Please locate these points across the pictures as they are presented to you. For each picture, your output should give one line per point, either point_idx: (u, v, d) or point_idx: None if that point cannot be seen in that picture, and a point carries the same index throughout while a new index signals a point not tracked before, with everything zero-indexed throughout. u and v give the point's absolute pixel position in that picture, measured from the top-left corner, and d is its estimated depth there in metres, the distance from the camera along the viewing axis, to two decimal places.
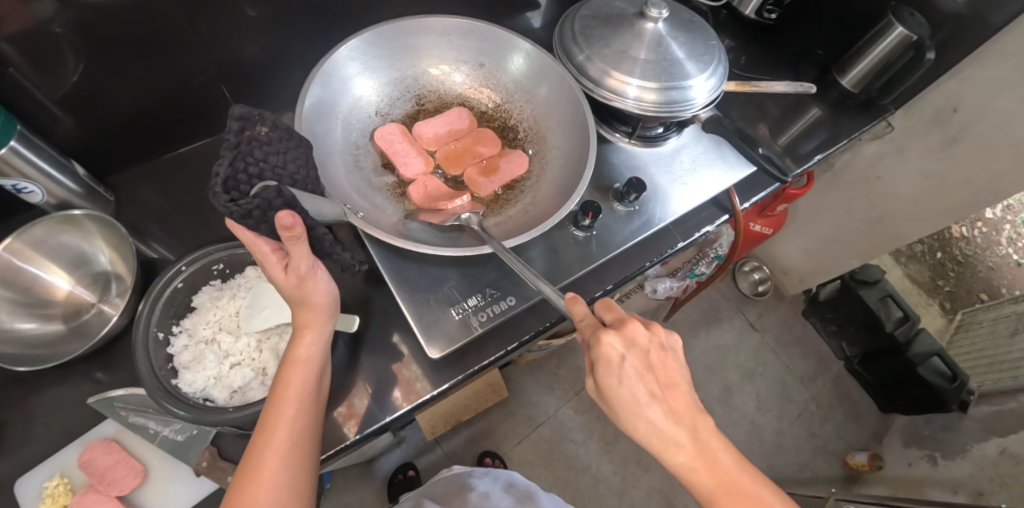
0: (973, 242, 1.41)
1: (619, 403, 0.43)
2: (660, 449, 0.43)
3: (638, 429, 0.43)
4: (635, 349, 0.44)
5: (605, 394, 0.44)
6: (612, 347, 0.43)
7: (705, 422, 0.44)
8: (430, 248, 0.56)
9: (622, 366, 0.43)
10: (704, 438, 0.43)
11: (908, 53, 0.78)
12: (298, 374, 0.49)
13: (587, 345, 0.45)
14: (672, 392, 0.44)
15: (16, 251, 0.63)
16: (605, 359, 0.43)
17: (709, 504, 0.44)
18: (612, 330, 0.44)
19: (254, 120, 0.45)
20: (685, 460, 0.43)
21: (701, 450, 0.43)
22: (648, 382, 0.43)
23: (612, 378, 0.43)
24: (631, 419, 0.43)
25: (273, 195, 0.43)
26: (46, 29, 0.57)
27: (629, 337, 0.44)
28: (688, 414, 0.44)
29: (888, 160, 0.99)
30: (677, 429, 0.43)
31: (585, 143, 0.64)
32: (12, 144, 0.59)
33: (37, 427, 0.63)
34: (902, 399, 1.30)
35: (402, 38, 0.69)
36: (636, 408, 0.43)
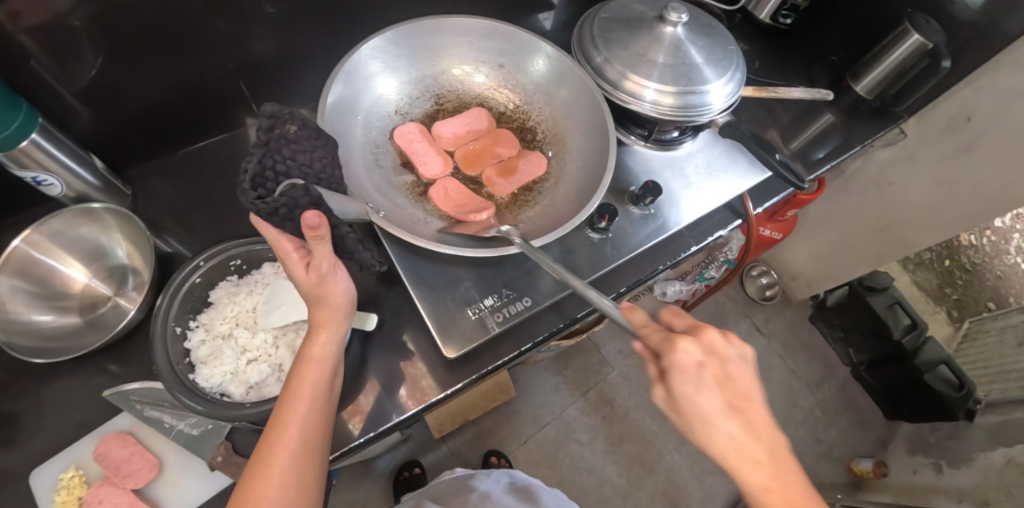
0: (981, 250, 1.39)
1: (695, 416, 0.39)
2: (736, 468, 0.38)
3: (714, 442, 0.39)
4: (714, 357, 0.40)
5: (678, 406, 0.40)
6: (689, 353, 0.40)
7: (789, 450, 0.39)
8: (450, 248, 0.56)
9: (699, 374, 0.39)
10: (787, 465, 0.38)
11: (923, 61, 0.77)
12: (313, 373, 0.49)
13: (658, 352, 0.41)
14: (753, 409, 0.40)
15: (35, 243, 0.64)
16: (680, 365, 0.40)
17: None
18: (688, 337, 0.41)
19: (283, 118, 0.46)
20: (762, 478, 0.37)
21: (782, 476, 0.38)
22: (726, 393, 0.39)
23: (689, 387, 0.39)
24: (704, 432, 0.39)
25: (299, 194, 0.44)
26: (66, 23, 0.57)
27: (706, 345, 0.41)
28: (769, 431, 0.39)
29: (900, 168, 0.99)
30: (756, 446, 0.38)
31: (605, 145, 0.64)
32: (34, 136, 0.59)
33: (52, 418, 0.64)
34: (907, 407, 1.30)
35: (423, 38, 0.69)
36: (712, 418, 0.39)
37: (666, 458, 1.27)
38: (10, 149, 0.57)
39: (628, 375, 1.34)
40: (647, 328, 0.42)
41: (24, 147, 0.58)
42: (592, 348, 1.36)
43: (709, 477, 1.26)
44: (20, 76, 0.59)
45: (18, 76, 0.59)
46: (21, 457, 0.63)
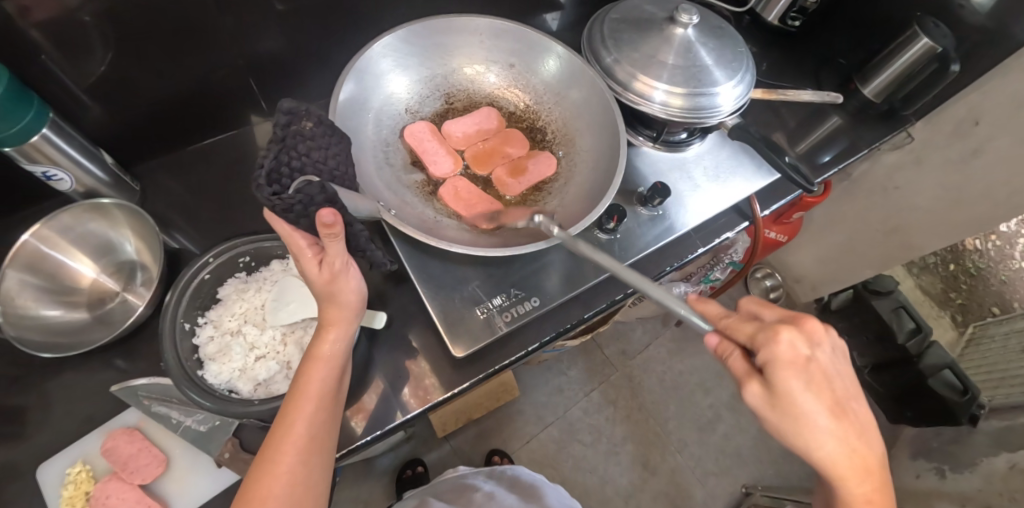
0: (985, 255, 1.38)
1: (799, 416, 0.38)
2: (839, 474, 0.39)
3: (818, 448, 0.38)
4: (819, 354, 0.39)
5: (780, 404, 0.38)
6: (792, 346, 0.38)
7: (880, 451, 0.40)
8: (460, 247, 0.56)
9: (806, 369, 0.38)
10: (879, 467, 0.40)
11: (931, 65, 0.77)
12: (321, 370, 0.49)
13: (754, 346, 0.39)
14: (854, 411, 0.39)
15: (44, 238, 0.64)
16: (784, 359, 0.38)
17: None
18: (788, 326, 0.39)
19: (300, 115, 0.47)
20: (862, 487, 0.39)
21: (878, 482, 0.40)
22: (831, 393, 0.38)
23: (795, 384, 0.37)
24: (807, 434, 0.38)
25: (316, 190, 0.44)
26: (76, 18, 0.57)
27: (808, 335, 0.39)
28: (868, 436, 0.39)
29: (906, 172, 0.99)
30: (856, 456, 0.39)
31: (616, 146, 0.64)
32: (45, 131, 0.59)
33: (61, 413, 0.64)
34: (911, 411, 1.30)
35: (434, 36, 0.69)
36: (817, 417, 0.38)
37: (669, 459, 1.27)
38: (20, 144, 0.57)
39: (631, 376, 1.34)
40: (732, 320, 0.41)
41: (34, 142, 0.58)
42: (595, 348, 1.36)
43: (711, 478, 1.26)
44: (31, 71, 0.59)
45: (28, 71, 0.59)
46: (30, 450, 0.63)
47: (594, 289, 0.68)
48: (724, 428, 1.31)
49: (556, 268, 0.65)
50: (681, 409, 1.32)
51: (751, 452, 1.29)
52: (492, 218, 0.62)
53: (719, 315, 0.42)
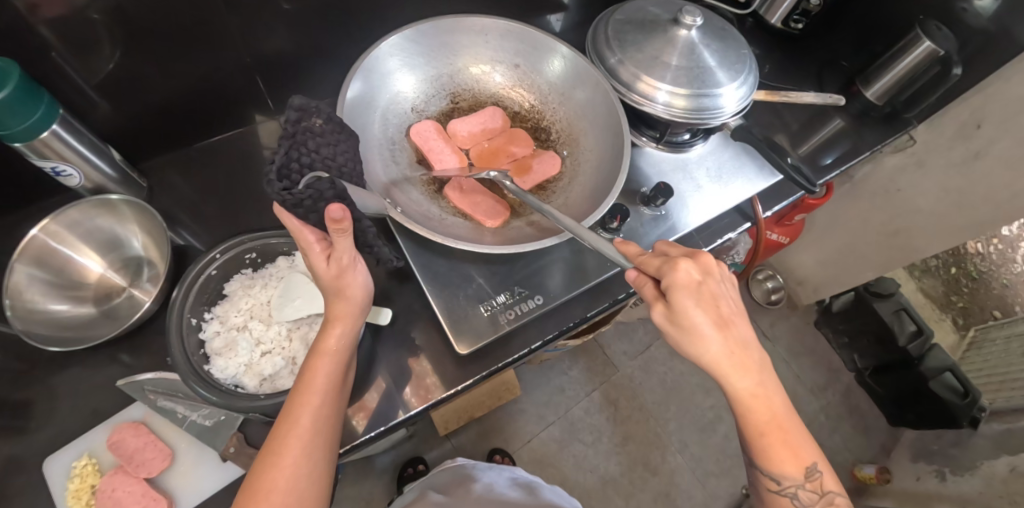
0: (987, 259, 1.35)
1: (691, 329, 0.44)
2: (725, 373, 0.45)
3: (705, 352, 0.44)
4: (710, 278, 0.45)
5: (677, 319, 0.44)
6: (688, 273, 0.44)
7: (762, 357, 0.46)
8: (466, 245, 0.56)
9: (698, 290, 0.44)
10: (761, 368, 0.46)
11: (934, 68, 0.78)
12: (326, 365, 0.50)
13: (658, 275, 0.45)
14: (738, 326, 0.45)
15: (52, 233, 0.64)
16: (681, 282, 0.44)
17: (755, 437, 0.47)
18: (688, 258, 0.45)
19: (310, 112, 0.47)
20: (749, 384, 0.45)
21: (760, 379, 0.45)
22: (717, 309, 0.44)
23: (688, 302, 0.43)
24: (697, 342, 0.44)
25: (326, 186, 0.45)
26: (85, 16, 0.58)
27: (703, 266, 0.45)
28: (750, 349, 0.45)
29: (909, 174, 0.99)
30: (738, 357, 0.44)
31: (620, 145, 0.65)
32: (55, 127, 0.59)
33: (68, 406, 0.65)
34: (912, 413, 1.30)
35: (441, 36, 0.70)
36: (704, 331, 0.44)
37: (670, 459, 1.27)
38: (30, 140, 0.58)
39: (633, 376, 1.35)
40: (646, 256, 0.47)
41: (44, 138, 0.59)
42: (597, 349, 1.36)
43: (711, 479, 1.26)
44: (40, 68, 0.60)
45: (38, 69, 0.60)
46: (38, 443, 0.64)
47: (596, 289, 0.68)
48: (725, 429, 1.31)
49: (559, 267, 0.65)
50: (682, 410, 1.32)
51: None
52: (497, 214, 0.62)
53: (635, 252, 0.48)
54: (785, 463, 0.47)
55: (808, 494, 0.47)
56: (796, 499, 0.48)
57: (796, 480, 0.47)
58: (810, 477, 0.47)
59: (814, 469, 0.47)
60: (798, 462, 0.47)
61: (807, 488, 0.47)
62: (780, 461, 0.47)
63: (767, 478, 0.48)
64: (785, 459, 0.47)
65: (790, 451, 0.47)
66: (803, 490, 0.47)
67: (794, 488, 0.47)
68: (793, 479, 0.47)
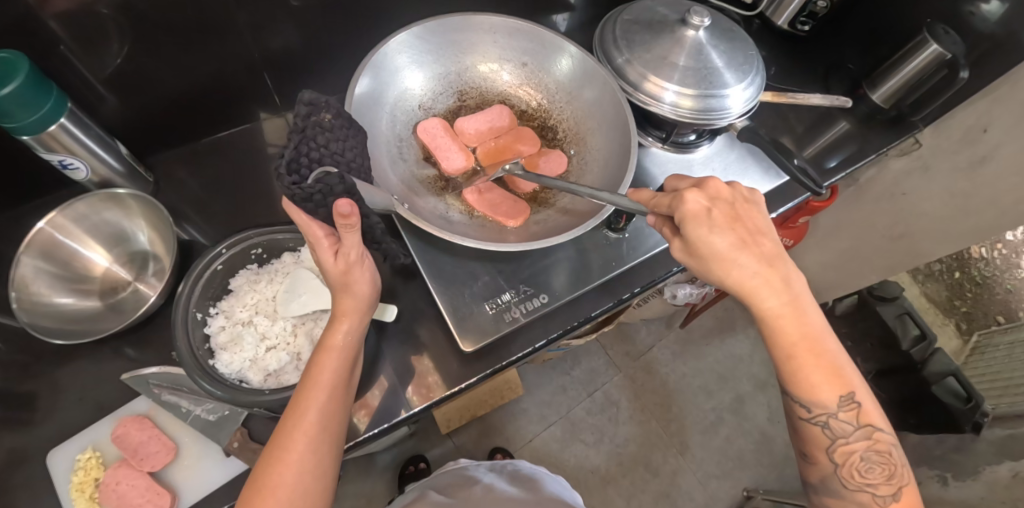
0: (992, 264, 1.30)
1: (712, 255, 0.46)
2: (754, 292, 0.47)
3: (731, 275, 0.47)
4: (719, 202, 0.48)
5: (697, 251, 0.47)
6: (697, 202, 0.47)
7: (791, 272, 0.48)
8: (471, 242, 0.56)
9: (709, 217, 0.46)
10: (789, 284, 0.47)
11: (941, 71, 0.76)
12: (331, 362, 0.49)
13: (670, 212, 0.48)
14: (759, 242, 0.47)
15: (59, 226, 0.65)
16: (691, 213, 0.46)
17: (787, 358, 0.48)
18: (694, 189, 0.48)
19: (320, 106, 0.47)
20: (776, 303, 0.47)
21: (791, 297, 0.47)
22: (734, 231, 0.47)
23: (702, 231, 0.46)
24: (721, 268, 0.47)
25: (335, 181, 0.45)
26: (93, 10, 0.58)
27: (712, 193, 0.48)
28: (778, 263, 0.48)
29: (914, 179, 0.98)
30: (764, 276, 0.47)
31: (626, 145, 0.64)
32: (63, 121, 0.59)
33: (74, 399, 0.66)
34: (913, 418, 1.30)
35: (449, 34, 0.70)
36: (725, 256, 0.46)
37: (671, 461, 1.27)
38: (39, 133, 0.58)
39: (635, 376, 1.35)
40: (657, 197, 0.49)
41: (53, 130, 0.59)
42: (599, 349, 1.36)
43: (713, 481, 1.26)
44: (49, 61, 0.60)
45: (47, 62, 0.60)
46: (42, 436, 0.64)
47: (601, 288, 0.68)
48: (726, 430, 1.31)
49: (563, 267, 0.65)
50: (684, 411, 1.32)
51: (754, 455, 1.29)
52: (519, 214, 0.62)
53: (648, 198, 0.50)
54: (822, 387, 0.47)
55: (842, 424, 0.48)
56: (827, 428, 0.48)
57: (831, 407, 0.47)
58: (846, 405, 0.47)
59: (851, 398, 0.47)
60: (835, 389, 0.47)
61: (841, 417, 0.47)
62: (814, 386, 0.47)
63: (798, 405, 0.49)
64: (820, 385, 0.47)
65: (825, 374, 0.47)
66: (837, 419, 0.48)
67: (829, 416, 0.48)
68: (827, 405, 0.47)
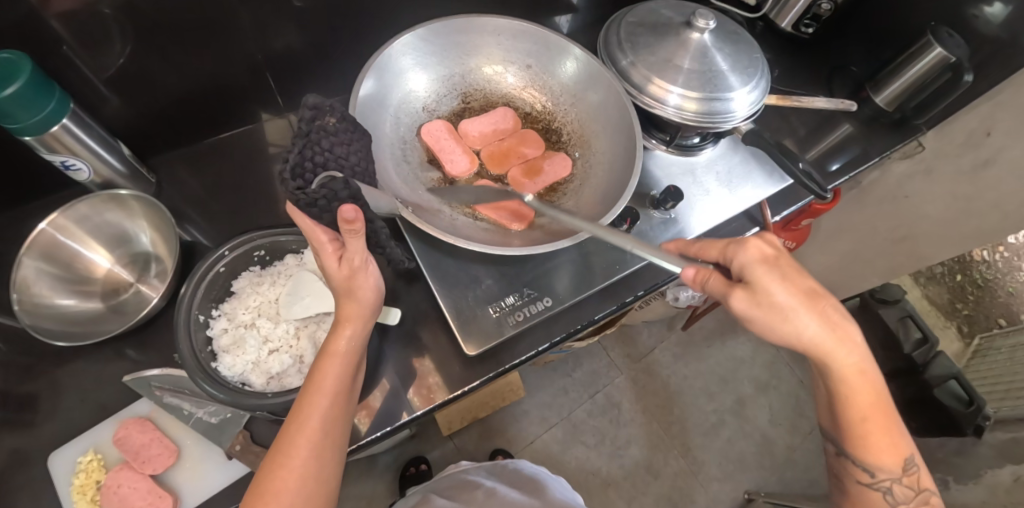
0: (993, 266, 1.35)
1: (781, 304, 0.44)
2: (828, 350, 0.45)
3: (802, 328, 0.44)
4: (783, 253, 0.47)
5: (763, 301, 0.44)
6: (760, 249, 0.47)
7: (861, 333, 0.46)
8: (476, 246, 0.56)
9: (777, 264, 0.45)
10: (861, 342, 0.46)
11: (945, 74, 0.77)
12: (335, 367, 0.49)
13: (728, 257, 0.47)
14: (826, 300, 0.46)
15: (61, 227, 0.64)
16: (756, 258, 0.46)
17: (856, 422, 0.47)
18: (755, 237, 0.48)
19: (324, 110, 0.48)
20: (854, 361, 0.45)
21: (864, 357, 0.46)
22: (803, 283, 0.45)
23: (769, 276, 0.45)
24: (790, 320, 0.44)
25: (339, 186, 0.45)
26: (96, 10, 0.58)
27: (772, 242, 0.48)
28: (847, 321, 0.46)
29: (917, 182, 0.97)
30: (837, 332, 0.45)
31: (632, 149, 0.64)
32: (65, 121, 0.59)
33: (74, 401, 0.65)
34: (916, 421, 1.28)
35: (454, 35, 0.70)
36: (793, 308, 0.44)
37: (672, 463, 1.26)
38: (40, 134, 0.58)
39: (636, 378, 1.34)
40: (706, 244, 0.50)
41: (54, 131, 0.58)
42: (600, 351, 1.36)
43: (714, 483, 1.25)
44: (51, 61, 0.60)
45: (49, 62, 0.60)
46: (44, 437, 0.64)
47: (604, 291, 0.68)
48: (727, 433, 1.30)
49: (567, 271, 0.65)
50: (685, 413, 1.32)
51: (755, 458, 1.28)
52: (523, 217, 0.62)
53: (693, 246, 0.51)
54: (887, 453, 0.47)
55: (904, 489, 0.48)
56: (889, 493, 0.48)
57: (893, 472, 0.48)
58: (907, 471, 0.48)
59: (912, 463, 0.48)
60: (898, 453, 0.47)
61: (903, 482, 0.48)
62: (879, 450, 0.47)
63: (861, 469, 0.49)
64: (885, 450, 0.47)
65: (891, 441, 0.47)
66: (898, 484, 0.48)
67: (888, 480, 0.48)
68: (889, 471, 0.48)
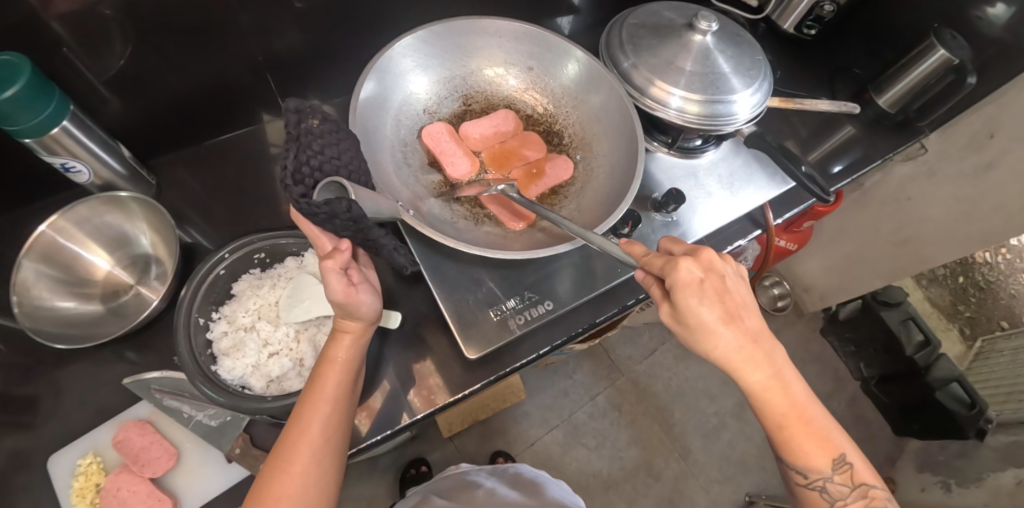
0: (996, 268, 1.29)
1: (699, 326, 0.45)
2: (740, 366, 0.45)
3: (716, 347, 0.45)
4: (713, 273, 0.45)
5: (684, 319, 0.45)
6: (690, 271, 0.45)
7: (776, 349, 0.46)
8: (479, 250, 0.56)
9: (701, 288, 0.44)
10: (774, 359, 0.46)
11: (948, 77, 0.76)
12: (336, 375, 0.49)
13: (662, 274, 0.46)
14: (747, 317, 0.45)
15: (61, 229, 0.64)
16: (683, 282, 0.44)
17: (777, 429, 0.46)
18: (687, 256, 0.46)
19: (306, 112, 0.47)
20: (762, 377, 0.45)
21: (775, 369, 0.45)
22: (724, 304, 0.45)
23: (692, 300, 0.44)
24: (708, 339, 0.45)
25: (343, 208, 0.44)
26: (96, 12, 0.58)
27: (705, 263, 0.45)
28: (760, 336, 0.45)
29: (920, 184, 0.99)
30: (748, 350, 0.45)
31: (634, 152, 0.64)
32: (65, 124, 0.59)
33: (74, 404, 0.65)
34: (916, 423, 1.29)
35: (455, 37, 0.70)
36: (711, 328, 0.44)
37: (672, 465, 1.26)
38: (39, 136, 0.57)
39: (637, 380, 1.34)
40: (650, 256, 0.48)
41: (54, 134, 0.58)
42: (602, 353, 1.36)
43: (715, 486, 1.25)
44: (52, 63, 0.60)
45: (50, 64, 0.60)
46: (45, 439, 0.64)
47: (605, 294, 0.68)
48: (728, 435, 1.30)
49: (567, 274, 0.65)
50: (685, 415, 1.31)
51: (756, 461, 1.28)
52: (523, 216, 0.62)
53: (640, 253, 0.49)
54: (815, 455, 0.46)
55: (839, 487, 0.46)
56: (826, 492, 0.46)
57: (824, 472, 0.46)
58: (839, 469, 0.46)
59: (843, 460, 0.46)
60: (827, 453, 0.46)
61: (837, 480, 0.46)
62: (806, 453, 0.46)
63: (794, 471, 0.47)
64: (812, 451, 0.46)
65: (816, 441, 0.46)
66: (832, 483, 0.46)
67: (823, 481, 0.46)
68: (821, 471, 0.46)
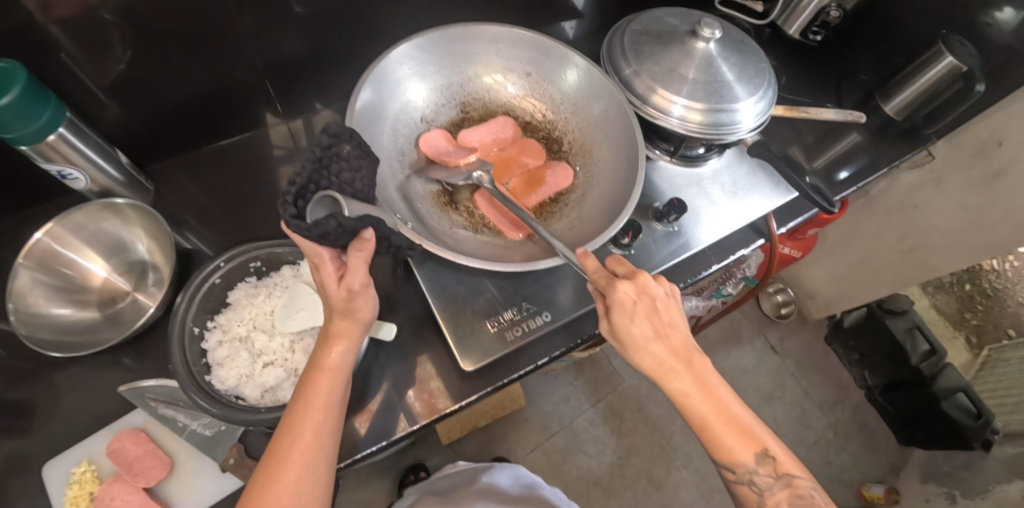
0: (1004, 276, 1.30)
1: (630, 342, 0.45)
2: (660, 378, 0.45)
3: (643, 360, 0.45)
4: (647, 295, 0.45)
5: (618, 336, 0.46)
6: (626, 292, 0.45)
7: (697, 356, 0.46)
8: (477, 262, 0.54)
9: (633, 309, 0.45)
10: (698, 365, 0.45)
11: (957, 83, 0.77)
12: (328, 382, 0.49)
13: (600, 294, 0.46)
14: (676, 332, 0.46)
15: (56, 236, 0.64)
16: (617, 303, 0.45)
17: (703, 430, 0.45)
18: (624, 279, 0.46)
19: (342, 138, 0.48)
20: (682, 385, 0.45)
21: (695, 375, 0.45)
22: (655, 323, 0.45)
23: (621, 319, 0.45)
24: (637, 353, 0.45)
25: (334, 225, 0.42)
26: (96, 16, 0.57)
27: (641, 286, 0.45)
28: (683, 347, 0.45)
29: (927, 191, 0.97)
30: (673, 362, 0.45)
31: (634, 160, 0.63)
32: (61, 130, 0.58)
33: (70, 411, 0.65)
34: (922, 433, 1.27)
35: (452, 44, 0.69)
36: (642, 343, 0.44)
37: (673, 474, 1.25)
38: (36, 143, 0.57)
39: (639, 386, 1.33)
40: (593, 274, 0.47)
41: (50, 141, 0.58)
42: (604, 359, 1.35)
43: (716, 494, 1.24)
44: (49, 70, 0.59)
45: (47, 71, 0.59)
46: (40, 445, 0.64)
47: None
48: None
49: (567, 284, 0.64)
50: (687, 423, 1.30)
51: None
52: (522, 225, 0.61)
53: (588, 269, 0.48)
54: (740, 451, 0.45)
55: (765, 478, 0.45)
56: (754, 486, 0.46)
57: (750, 466, 0.45)
58: (763, 461, 0.45)
59: (765, 453, 0.45)
60: (749, 447, 0.45)
61: (762, 472, 0.46)
62: (731, 451, 0.45)
63: (723, 469, 0.47)
64: (736, 448, 0.45)
65: (740, 438, 0.45)
66: (759, 475, 0.45)
67: (750, 476, 0.46)
68: (746, 464, 0.45)
